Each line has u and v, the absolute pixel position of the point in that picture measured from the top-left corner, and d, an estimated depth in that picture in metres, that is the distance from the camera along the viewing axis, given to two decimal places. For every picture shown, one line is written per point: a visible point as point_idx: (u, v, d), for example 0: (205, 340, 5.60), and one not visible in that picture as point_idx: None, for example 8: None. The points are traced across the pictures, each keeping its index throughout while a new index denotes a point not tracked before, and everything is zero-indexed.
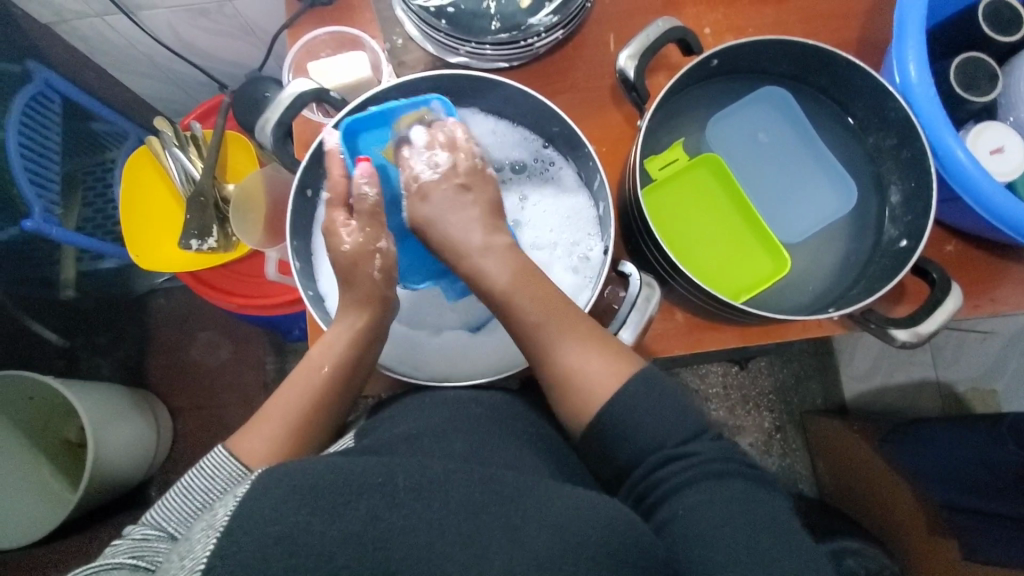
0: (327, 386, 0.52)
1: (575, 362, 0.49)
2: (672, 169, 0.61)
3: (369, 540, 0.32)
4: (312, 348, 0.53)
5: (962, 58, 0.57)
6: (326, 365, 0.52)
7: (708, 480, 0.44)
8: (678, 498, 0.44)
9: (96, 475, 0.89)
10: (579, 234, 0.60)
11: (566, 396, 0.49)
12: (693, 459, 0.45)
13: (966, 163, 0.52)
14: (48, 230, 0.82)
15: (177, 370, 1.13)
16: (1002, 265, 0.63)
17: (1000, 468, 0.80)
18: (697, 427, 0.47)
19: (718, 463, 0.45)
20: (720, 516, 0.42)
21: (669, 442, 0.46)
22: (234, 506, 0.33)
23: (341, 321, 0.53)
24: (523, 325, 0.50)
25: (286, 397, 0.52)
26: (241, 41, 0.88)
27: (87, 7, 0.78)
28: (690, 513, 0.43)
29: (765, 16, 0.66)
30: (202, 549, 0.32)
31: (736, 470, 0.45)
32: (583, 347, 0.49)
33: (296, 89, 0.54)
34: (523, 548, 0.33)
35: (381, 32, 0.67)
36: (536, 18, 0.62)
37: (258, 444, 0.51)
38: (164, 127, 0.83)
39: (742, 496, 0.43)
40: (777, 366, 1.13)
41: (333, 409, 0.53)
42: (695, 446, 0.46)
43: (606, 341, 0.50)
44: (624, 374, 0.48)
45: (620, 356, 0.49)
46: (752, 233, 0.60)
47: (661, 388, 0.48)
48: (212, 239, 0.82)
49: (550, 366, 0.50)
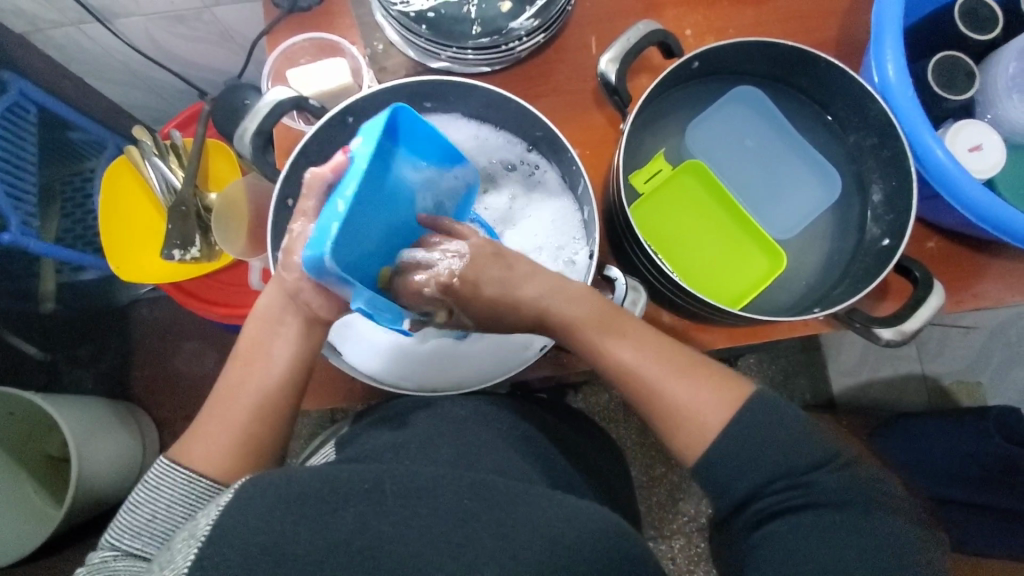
0: (268, 380, 0.50)
1: (689, 401, 0.50)
2: (656, 181, 0.61)
3: (355, 547, 0.32)
4: (242, 351, 0.52)
5: (939, 57, 0.58)
6: (263, 361, 0.51)
7: (806, 509, 0.46)
8: (784, 520, 0.46)
9: (82, 490, 0.88)
10: (566, 238, 0.60)
11: (679, 434, 0.50)
12: (811, 491, 0.47)
13: (945, 161, 0.52)
14: (25, 244, 0.80)
15: (162, 381, 1.12)
16: (983, 260, 0.64)
17: (986, 460, 0.82)
18: (826, 455, 0.48)
19: (831, 496, 0.47)
20: (811, 542, 0.45)
21: (793, 469, 0.48)
22: (216, 514, 0.34)
23: (261, 317, 0.52)
24: (633, 369, 0.50)
25: (229, 398, 0.50)
26: (220, 47, 0.88)
27: (61, 17, 0.77)
28: (788, 539, 0.46)
29: (744, 17, 0.66)
30: (183, 559, 0.32)
31: (852, 502, 0.46)
32: (691, 383, 0.50)
33: (276, 98, 0.53)
34: (512, 557, 0.33)
35: (361, 38, 0.66)
36: (517, 23, 0.62)
37: (205, 449, 0.48)
38: (144, 136, 0.82)
39: (850, 526, 0.45)
40: (766, 363, 1.11)
41: (281, 405, 0.51)
42: (818, 475, 0.47)
43: (710, 374, 0.51)
44: (734, 404, 0.49)
45: (725, 384, 0.50)
46: (745, 236, 0.61)
47: (767, 424, 0.49)
48: (195, 250, 0.80)
49: (657, 407, 0.50)
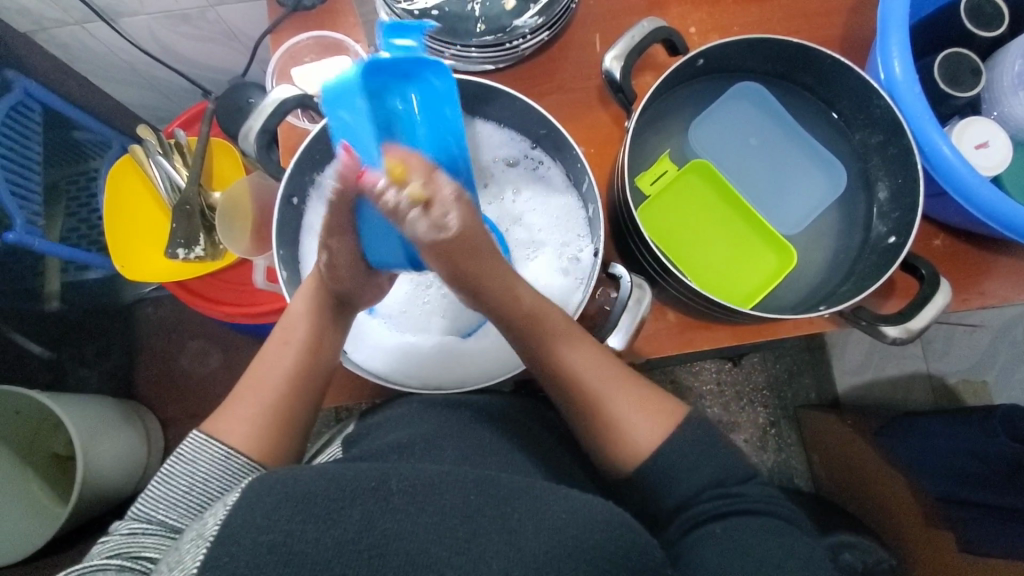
0: (304, 360, 0.51)
1: (627, 415, 0.50)
2: (662, 182, 0.61)
3: (362, 546, 0.32)
4: (280, 328, 0.52)
5: (946, 53, 0.57)
6: (299, 342, 0.51)
7: (746, 513, 0.47)
8: (722, 523, 0.46)
9: (86, 490, 0.87)
10: (570, 234, 0.60)
11: (614, 445, 0.50)
12: (742, 498, 0.48)
13: (951, 157, 0.52)
14: (31, 242, 0.80)
15: (166, 379, 1.12)
16: (990, 258, 0.63)
17: (992, 460, 0.79)
18: (746, 472, 0.50)
19: (763, 505, 0.48)
20: (752, 539, 0.45)
21: (725, 478, 0.49)
22: (225, 514, 0.33)
23: (302, 292, 0.52)
24: (581, 380, 0.50)
25: (264, 375, 0.51)
26: (225, 47, 0.88)
27: (66, 16, 0.77)
28: (725, 537, 0.45)
29: (749, 14, 0.66)
30: (193, 559, 0.32)
31: (774, 511, 0.48)
32: (633, 401, 0.50)
33: (280, 96, 0.53)
34: (518, 550, 0.33)
35: (365, 36, 0.66)
36: (521, 21, 0.62)
37: (237, 427, 0.48)
38: (148, 135, 0.82)
39: (780, 530, 0.46)
40: (771, 361, 1.12)
41: (312, 386, 0.52)
42: (745, 487, 0.49)
43: (649, 395, 0.51)
44: (669, 422, 0.50)
45: (663, 405, 0.51)
46: (753, 233, 0.61)
47: (706, 437, 0.50)
48: (199, 248, 0.81)
49: (599, 421, 0.50)
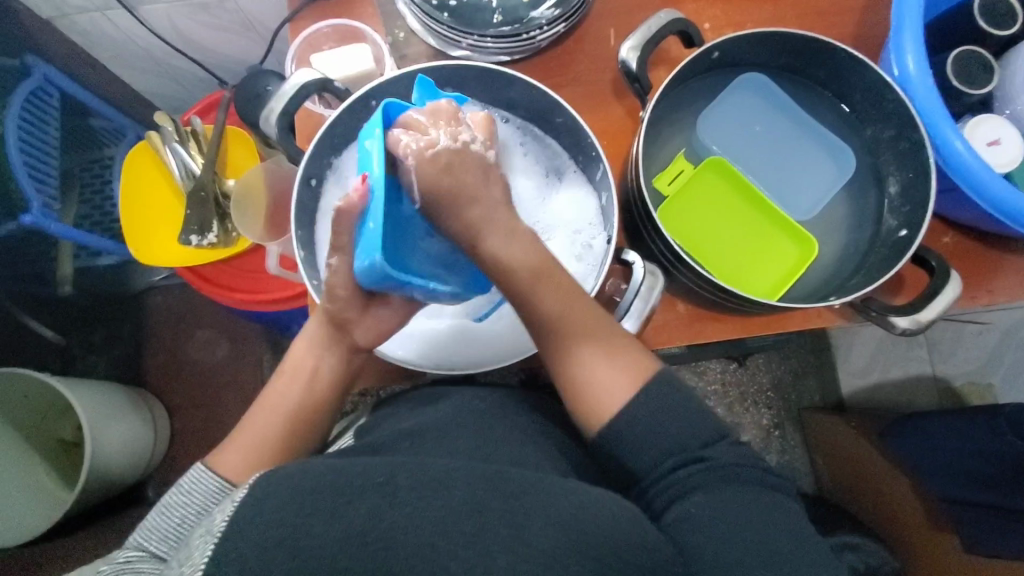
0: (306, 398, 0.53)
1: (592, 361, 0.50)
2: (679, 182, 0.62)
3: (369, 539, 0.31)
4: (286, 358, 0.54)
5: (960, 50, 0.58)
6: (304, 375, 0.53)
7: (721, 483, 0.45)
8: (696, 501, 0.45)
9: (93, 475, 0.88)
10: (582, 223, 0.61)
11: (582, 394, 0.50)
12: (712, 463, 0.46)
13: (965, 153, 0.53)
14: (46, 226, 0.81)
15: (174, 367, 1.13)
16: (1000, 256, 0.64)
17: (997, 458, 0.79)
18: (716, 433, 0.48)
19: (731, 468, 0.46)
20: (733, 516, 0.43)
21: (692, 444, 0.47)
22: (231, 511, 0.32)
23: (302, 329, 0.54)
24: (548, 325, 0.50)
25: (267, 408, 0.53)
26: (241, 36, 0.89)
27: (87, 3, 0.78)
28: (710, 518, 0.43)
29: (762, 11, 0.67)
30: (200, 555, 0.31)
31: (740, 471, 0.46)
32: (599, 346, 0.50)
33: (301, 79, 0.54)
34: (526, 546, 0.33)
35: (383, 26, 0.67)
36: (538, 13, 0.63)
37: (240, 460, 0.50)
38: (165, 122, 0.83)
39: (756, 501, 0.45)
40: (775, 363, 1.12)
41: (316, 422, 0.54)
42: (714, 450, 0.47)
43: (620, 344, 0.50)
44: (634, 380, 0.49)
45: (633, 355, 0.50)
46: (770, 226, 0.61)
47: (679, 396, 0.49)
48: (212, 235, 0.81)
49: (567, 370, 0.50)
